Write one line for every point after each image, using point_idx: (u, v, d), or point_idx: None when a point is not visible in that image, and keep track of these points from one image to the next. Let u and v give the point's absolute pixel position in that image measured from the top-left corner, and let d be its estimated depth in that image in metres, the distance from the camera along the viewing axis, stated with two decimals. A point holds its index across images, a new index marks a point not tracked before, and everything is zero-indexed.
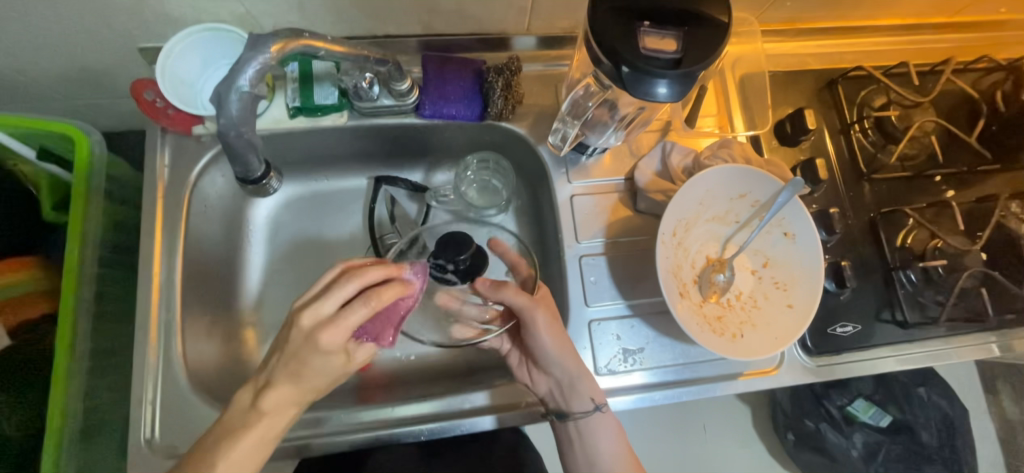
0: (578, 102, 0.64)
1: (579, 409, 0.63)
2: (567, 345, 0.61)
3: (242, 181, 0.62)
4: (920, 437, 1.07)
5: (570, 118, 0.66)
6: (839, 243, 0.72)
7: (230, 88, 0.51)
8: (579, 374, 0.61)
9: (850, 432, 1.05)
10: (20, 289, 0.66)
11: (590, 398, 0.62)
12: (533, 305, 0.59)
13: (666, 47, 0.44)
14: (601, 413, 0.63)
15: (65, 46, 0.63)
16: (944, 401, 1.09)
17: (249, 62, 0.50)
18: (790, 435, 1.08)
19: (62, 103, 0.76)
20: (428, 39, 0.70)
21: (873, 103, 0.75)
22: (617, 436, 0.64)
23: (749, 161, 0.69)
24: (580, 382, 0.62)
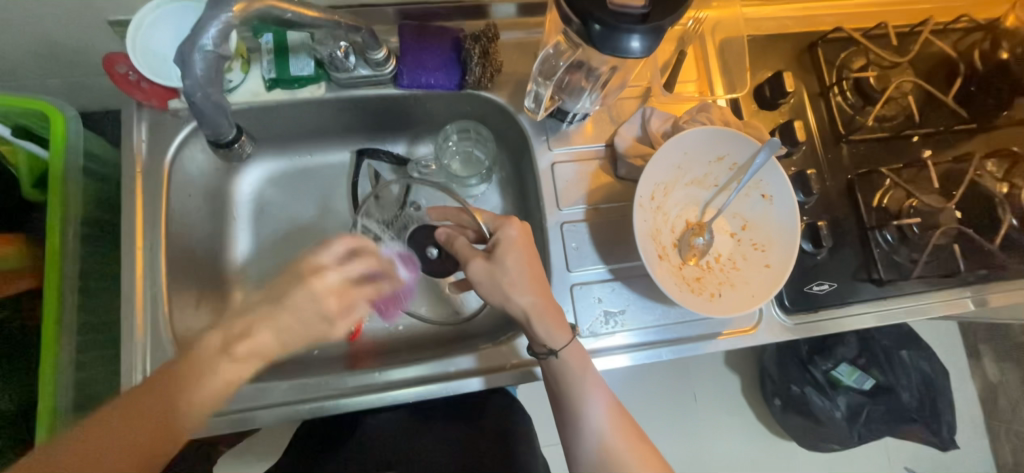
0: (548, 61, 0.65)
1: (539, 348, 0.61)
2: (503, 283, 0.59)
3: (214, 146, 0.60)
4: (902, 398, 1.10)
5: (542, 79, 0.67)
6: (817, 204, 0.73)
7: (192, 47, 0.51)
8: (526, 315, 0.59)
9: (834, 396, 1.09)
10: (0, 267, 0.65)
11: (543, 342, 0.60)
12: (471, 255, 0.60)
13: (634, 1, 0.43)
14: (559, 356, 0.61)
15: (34, 19, 0.62)
16: (927, 364, 1.12)
17: (210, 21, 0.50)
18: (777, 401, 1.11)
19: (40, 82, 0.76)
20: (405, 7, 0.69)
21: (853, 65, 0.76)
22: (586, 376, 0.61)
23: (727, 124, 0.69)
24: (528, 322, 0.60)
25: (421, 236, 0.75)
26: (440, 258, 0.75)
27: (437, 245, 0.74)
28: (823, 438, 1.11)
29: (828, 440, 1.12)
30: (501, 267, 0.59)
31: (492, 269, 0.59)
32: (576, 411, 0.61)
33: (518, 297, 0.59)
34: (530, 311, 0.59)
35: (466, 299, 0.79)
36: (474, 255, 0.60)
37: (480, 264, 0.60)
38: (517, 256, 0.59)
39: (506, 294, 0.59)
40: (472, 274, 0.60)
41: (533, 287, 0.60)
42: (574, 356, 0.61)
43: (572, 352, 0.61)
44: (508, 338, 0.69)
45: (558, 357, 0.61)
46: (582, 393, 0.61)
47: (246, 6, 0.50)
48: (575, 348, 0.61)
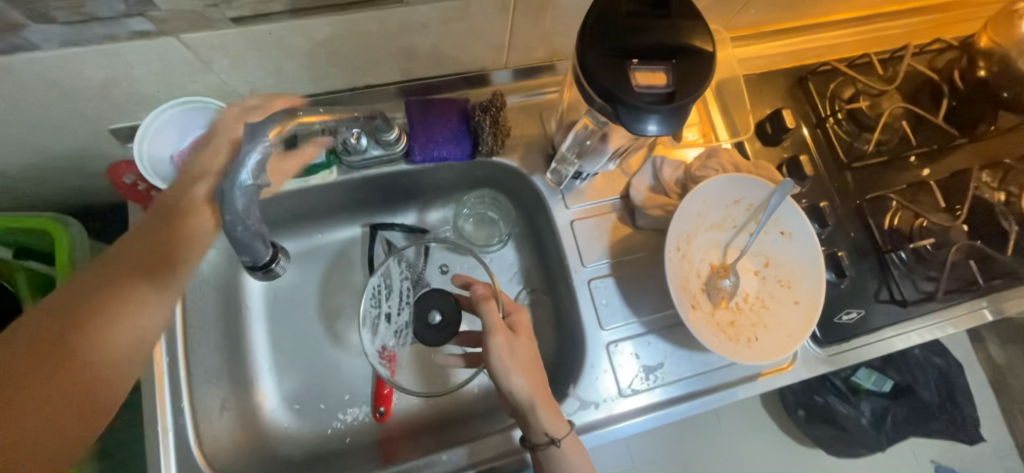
0: (578, 141, 0.66)
1: (537, 438, 0.59)
2: (517, 360, 0.59)
3: (250, 269, 0.55)
4: (922, 396, 1.11)
5: (570, 156, 0.68)
6: (832, 232, 0.74)
7: (231, 185, 0.47)
8: (531, 398, 0.58)
9: (857, 402, 1.08)
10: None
11: (546, 432, 0.58)
12: (494, 328, 0.59)
13: (656, 81, 0.44)
14: (559, 448, 0.59)
15: (31, 136, 0.60)
16: (940, 358, 1.13)
17: (248, 154, 0.47)
18: (801, 412, 1.10)
19: (30, 194, 0.72)
20: (408, 83, 0.69)
21: (843, 94, 0.79)
22: (583, 469, 0.59)
23: (737, 166, 0.71)
24: (534, 407, 0.58)
25: (428, 302, 0.70)
26: (440, 326, 0.69)
27: (442, 310, 0.70)
28: (852, 444, 1.09)
29: (857, 445, 1.09)
30: (520, 344, 0.60)
31: (513, 346, 0.59)
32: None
33: (524, 381, 0.58)
34: (532, 393, 0.58)
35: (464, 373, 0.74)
36: (499, 327, 0.59)
37: (504, 339, 0.59)
38: (527, 339, 0.61)
39: (513, 372, 0.58)
40: (491, 346, 0.59)
41: (538, 371, 0.60)
42: (572, 450, 0.59)
43: (568, 447, 0.59)
44: None
45: (556, 451, 0.59)
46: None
47: (279, 129, 0.49)
48: (574, 442, 0.60)
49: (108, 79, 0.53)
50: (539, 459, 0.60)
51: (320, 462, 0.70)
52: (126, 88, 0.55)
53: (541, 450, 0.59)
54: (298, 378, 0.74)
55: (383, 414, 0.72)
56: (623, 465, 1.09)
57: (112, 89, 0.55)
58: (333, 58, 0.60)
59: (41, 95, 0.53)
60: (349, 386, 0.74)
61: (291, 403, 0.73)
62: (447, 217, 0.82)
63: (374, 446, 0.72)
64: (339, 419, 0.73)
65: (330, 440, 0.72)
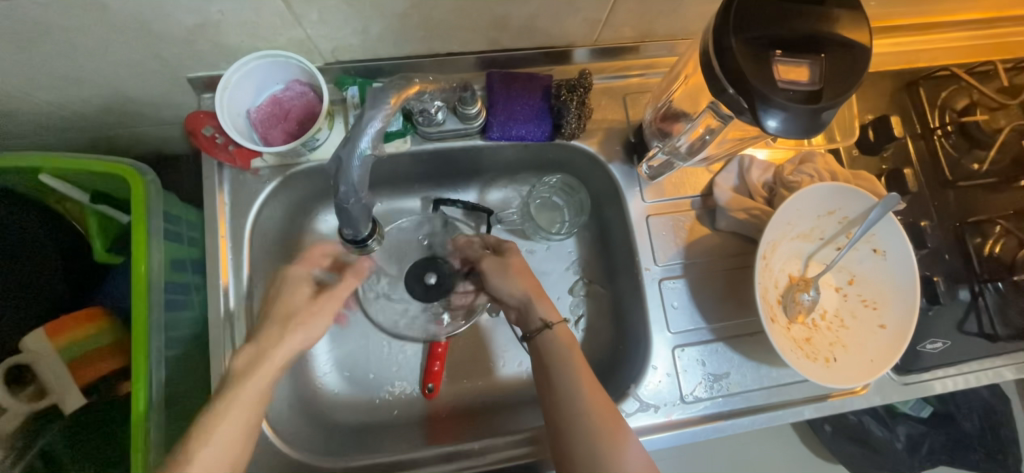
0: (696, 139, 0.60)
1: (534, 328, 0.61)
2: (511, 268, 0.64)
3: (346, 243, 0.54)
4: (963, 427, 1.04)
5: (682, 152, 0.62)
6: (928, 254, 0.69)
7: (351, 155, 0.45)
8: (526, 293, 0.62)
9: (893, 425, 1.02)
10: (95, 344, 0.63)
11: (542, 317, 0.60)
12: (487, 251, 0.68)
13: (799, 77, 0.40)
14: (553, 329, 0.60)
15: (111, 77, 0.58)
16: (987, 390, 1.07)
17: (372, 118, 0.45)
18: (828, 428, 1.05)
19: (96, 134, 0.71)
20: (491, 54, 0.65)
21: (955, 104, 0.72)
22: (574, 354, 0.59)
23: (833, 174, 0.66)
24: (530, 300, 0.62)
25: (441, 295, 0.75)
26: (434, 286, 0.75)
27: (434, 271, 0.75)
28: (878, 466, 1.04)
29: (882, 467, 1.04)
30: (511, 261, 0.65)
31: (501, 264, 0.65)
32: (563, 393, 0.56)
33: (518, 284, 0.63)
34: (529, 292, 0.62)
35: (501, 364, 0.75)
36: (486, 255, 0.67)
37: (491, 260, 0.66)
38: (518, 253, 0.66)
39: (508, 279, 0.63)
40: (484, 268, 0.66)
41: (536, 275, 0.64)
42: (563, 339, 0.60)
43: (562, 334, 0.60)
44: None
45: (552, 336, 0.60)
46: (562, 379, 0.57)
47: (398, 98, 0.46)
48: (567, 331, 0.61)
49: (196, 24, 0.51)
50: (537, 347, 0.60)
51: (369, 431, 0.70)
52: (212, 36, 0.53)
53: (534, 336, 0.61)
54: (350, 347, 0.73)
55: (433, 390, 0.71)
56: None
57: (200, 37, 0.53)
58: (422, 22, 0.56)
59: (129, 36, 0.51)
60: (399, 360, 0.74)
61: (342, 370, 0.73)
62: (508, 197, 0.79)
63: (421, 423, 0.72)
64: (388, 390, 0.73)
65: (379, 411, 0.72)
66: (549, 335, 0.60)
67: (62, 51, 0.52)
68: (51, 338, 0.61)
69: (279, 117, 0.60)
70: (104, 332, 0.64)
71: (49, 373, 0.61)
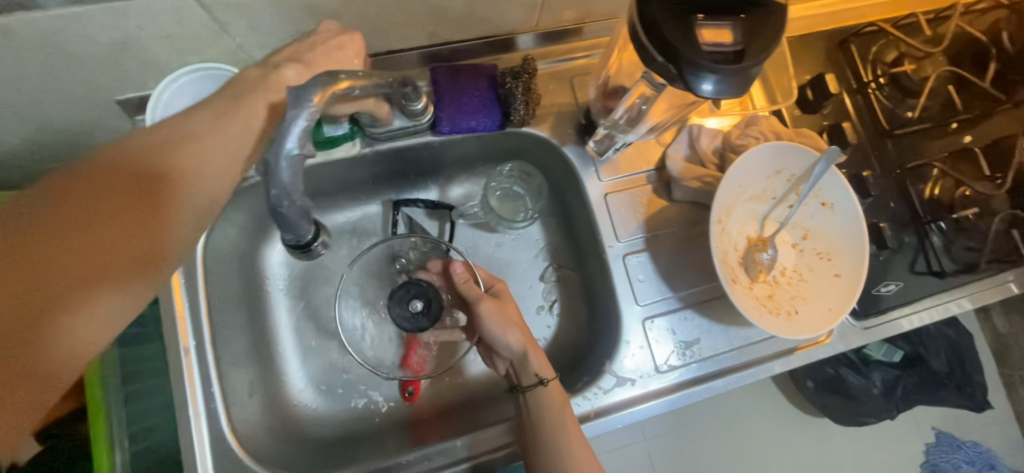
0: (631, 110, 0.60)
1: (527, 383, 0.62)
2: (502, 317, 0.63)
3: (292, 248, 0.57)
4: (933, 366, 1.08)
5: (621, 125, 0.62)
6: (874, 203, 0.72)
7: (278, 156, 0.45)
8: (513, 349, 0.62)
9: (870, 372, 1.05)
10: None
11: (536, 373, 0.61)
12: (479, 297, 0.64)
13: (723, 40, 0.41)
14: (547, 387, 0.61)
15: (37, 108, 0.56)
16: (951, 329, 1.12)
17: (294, 120, 0.46)
18: (811, 383, 1.08)
19: (34, 171, 0.68)
20: (433, 48, 0.65)
21: (885, 58, 0.75)
22: (565, 418, 0.59)
23: (777, 135, 0.68)
24: (525, 354, 0.62)
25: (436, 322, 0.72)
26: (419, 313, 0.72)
27: (423, 298, 0.72)
28: (860, 414, 1.07)
29: (864, 414, 1.07)
30: (505, 306, 0.64)
31: (500, 306, 0.64)
32: (542, 450, 0.58)
33: (514, 337, 0.62)
34: (521, 344, 0.62)
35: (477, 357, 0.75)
36: (483, 297, 0.64)
37: (491, 304, 0.63)
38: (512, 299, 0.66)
39: (505, 326, 0.62)
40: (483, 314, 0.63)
41: (514, 316, 0.64)
42: (554, 398, 0.60)
43: (554, 389, 0.61)
44: (586, 384, 0.66)
45: (544, 391, 0.61)
46: (552, 439, 0.58)
47: (324, 94, 0.47)
48: (559, 389, 0.61)
49: (116, 43, 0.49)
50: (528, 403, 0.61)
51: (351, 441, 0.69)
52: (136, 54, 0.51)
53: (528, 393, 0.61)
54: (327, 359, 0.72)
55: (412, 393, 0.70)
56: (634, 437, 1.08)
57: (124, 56, 0.51)
58: (357, 21, 0.56)
59: (42, 61, 0.48)
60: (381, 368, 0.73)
61: (317, 384, 0.71)
62: (470, 191, 0.78)
63: (405, 425, 0.71)
64: (365, 398, 0.72)
65: (358, 419, 0.71)
66: (541, 391, 0.61)
67: None
68: None
69: None
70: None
71: None
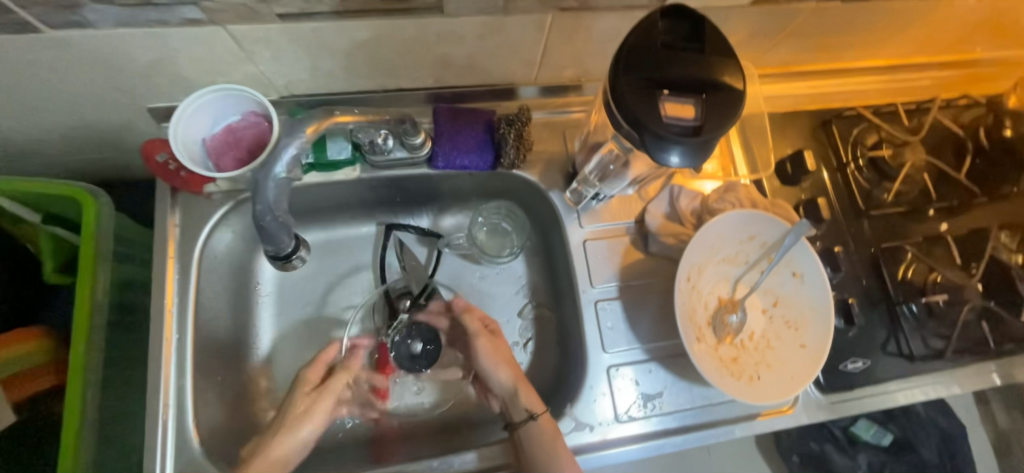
0: (603, 167, 0.66)
1: (519, 418, 0.65)
2: (496, 353, 0.69)
3: (272, 259, 0.60)
4: (923, 455, 1.04)
5: (594, 179, 0.68)
6: (846, 278, 0.74)
7: (266, 176, 0.55)
8: (505, 385, 0.68)
9: (854, 453, 1.02)
10: (31, 362, 0.63)
11: (526, 408, 0.65)
12: (478, 332, 0.70)
13: (685, 113, 0.45)
14: (537, 421, 0.63)
15: (76, 108, 0.62)
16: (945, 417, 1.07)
17: (285, 147, 0.55)
18: (795, 457, 1.00)
19: (65, 161, 0.74)
20: (438, 90, 0.71)
21: (866, 141, 0.78)
22: (560, 450, 0.61)
23: (754, 203, 0.71)
24: (517, 390, 0.66)
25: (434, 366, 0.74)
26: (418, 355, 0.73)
27: (422, 339, 0.73)
28: None
29: None
30: (499, 344, 0.70)
31: (495, 343, 0.70)
32: None
33: (505, 374, 0.68)
34: (512, 381, 0.67)
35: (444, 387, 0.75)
36: (481, 332, 0.70)
37: (485, 340, 0.70)
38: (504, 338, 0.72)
39: (495, 362, 0.69)
40: (478, 348, 0.69)
41: (508, 356, 0.70)
42: (546, 431, 0.62)
43: (545, 425, 0.63)
44: None
45: (535, 426, 0.63)
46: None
47: (317, 127, 0.57)
48: (550, 424, 0.63)
49: (153, 60, 0.55)
50: (521, 438, 0.63)
51: (311, 454, 0.70)
52: (169, 71, 0.57)
53: (520, 428, 0.64)
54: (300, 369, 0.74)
55: (377, 413, 0.71)
56: None
57: (158, 72, 0.57)
58: (369, 60, 0.62)
59: (87, 69, 0.55)
60: None
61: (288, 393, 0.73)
62: (461, 222, 0.82)
63: (366, 444, 0.72)
64: None
65: (322, 433, 0.72)
66: (533, 425, 0.63)
67: (28, 82, 0.56)
68: None
69: (231, 146, 0.63)
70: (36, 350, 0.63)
71: None
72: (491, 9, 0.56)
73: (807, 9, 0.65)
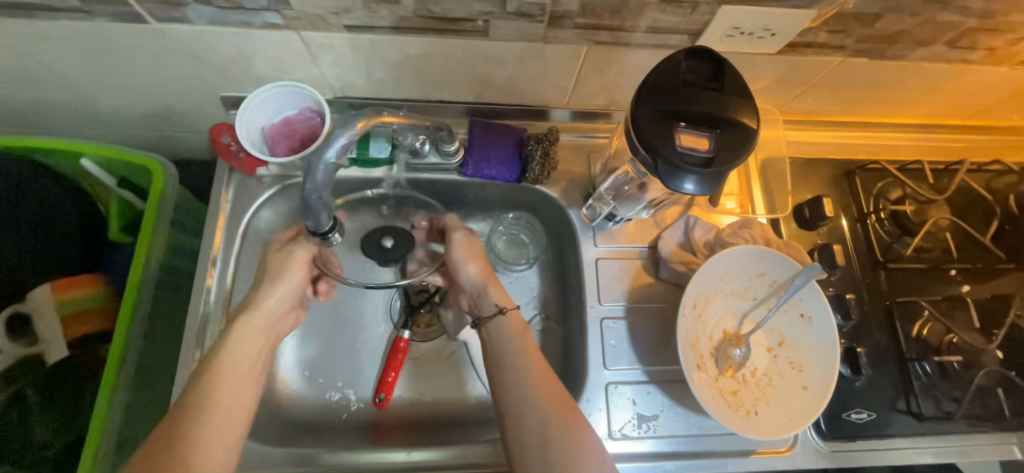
0: (617, 186, 0.71)
1: (486, 313, 0.68)
2: (471, 248, 0.70)
3: (311, 235, 0.65)
4: None
5: (607, 197, 0.73)
6: (856, 327, 0.74)
7: (317, 160, 0.59)
8: (476, 280, 0.69)
9: None
10: (89, 306, 0.73)
11: (496, 303, 0.67)
12: (456, 227, 0.71)
13: (699, 146, 0.49)
14: (505, 315, 0.66)
15: (161, 91, 0.71)
16: None
17: (337, 137, 0.59)
18: None
19: (141, 137, 0.84)
20: (476, 105, 0.76)
21: (890, 194, 0.79)
22: (525, 346, 0.64)
23: (768, 242, 0.73)
24: (484, 287, 0.68)
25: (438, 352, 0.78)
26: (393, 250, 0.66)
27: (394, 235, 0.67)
28: None
29: None
30: (474, 243, 0.70)
31: (470, 239, 0.70)
32: (504, 372, 0.63)
33: (475, 270, 0.69)
34: (480, 275, 0.69)
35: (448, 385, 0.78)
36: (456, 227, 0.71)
37: (460, 233, 0.70)
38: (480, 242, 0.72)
39: (466, 260, 0.69)
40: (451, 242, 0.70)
41: (482, 258, 0.70)
42: (513, 325, 0.66)
43: (513, 318, 0.67)
44: None
45: (502, 320, 0.66)
46: (511, 363, 0.63)
47: (365, 124, 0.60)
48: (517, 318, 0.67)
49: (233, 55, 0.63)
50: (488, 332, 0.67)
51: (316, 430, 0.74)
52: (244, 66, 0.66)
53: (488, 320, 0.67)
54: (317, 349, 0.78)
55: (383, 399, 0.74)
56: None
57: (235, 66, 0.66)
58: (416, 72, 0.68)
59: (178, 58, 0.64)
60: (362, 368, 0.79)
61: (302, 370, 0.77)
62: (482, 230, 0.86)
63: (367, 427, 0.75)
64: (340, 394, 0.77)
65: (328, 411, 0.76)
66: (501, 318, 0.66)
67: (128, 65, 0.65)
68: (52, 293, 0.70)
69: (286, 135, 0.70)
70: (95, 295, 0.74)
71: (43, 328, 0.70)
72: (532, 37, 0.62)
73: (833, 62, 0.68)
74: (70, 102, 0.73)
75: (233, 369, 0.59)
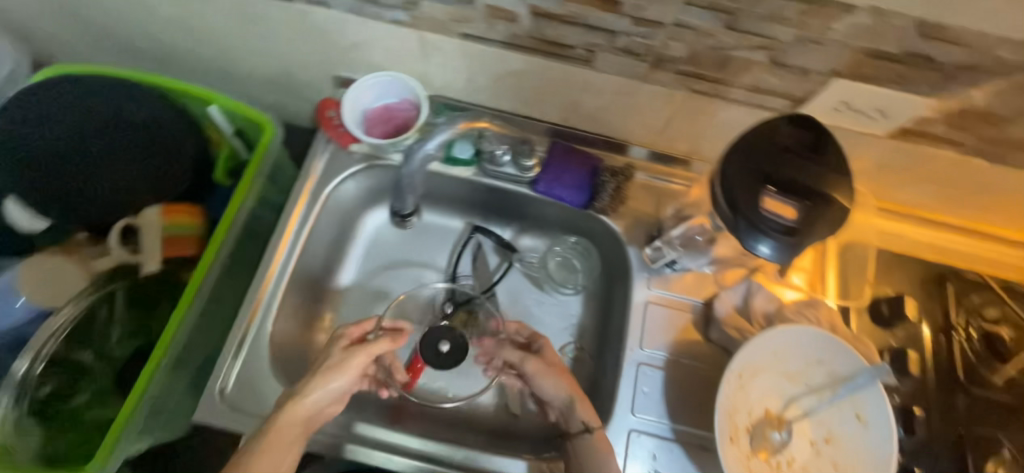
0: (688, 234, 0.71)
1: (574, 430, 0.66)
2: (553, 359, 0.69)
3: (393, 214, 0.75)
4: None
5: (677, 243, 0.72)
6: (918, 446, 0.67)
7: (419, 149, 0.68)
8: (561, 395, 0.67)
9: None
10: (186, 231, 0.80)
11: (583, 420, 0.64)
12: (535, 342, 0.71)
13: (784, 213, 0.48)
14: (592, 434, 0.64)
15: (288, 61, 0.79)
16: None
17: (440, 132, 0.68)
18: None
19: (258, 97, 0.93)
20: (560, 127, 0.78)
21: (984, 312, 0.72)
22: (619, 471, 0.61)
23: (833, 327, 0.68)
24: (571, 401, 0.66)
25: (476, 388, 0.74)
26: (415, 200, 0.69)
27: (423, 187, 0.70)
28: None
29: None
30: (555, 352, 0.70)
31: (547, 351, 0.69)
32: None
33: (556, 385, 0.67)
34: (568, 392, 0.66)
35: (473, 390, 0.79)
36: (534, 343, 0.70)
37: (536, 356, 0.69)
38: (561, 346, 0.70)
39: (544, 373, 0.68)
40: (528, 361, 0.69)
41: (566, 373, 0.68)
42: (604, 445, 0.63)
43: (600, 439, 0.63)
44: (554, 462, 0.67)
45: (589, 438, 0.64)
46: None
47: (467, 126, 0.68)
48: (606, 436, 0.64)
49: (358, 41, 0.70)
50: (574, 448, 0.65)
51: None
52: (364, 52, 0.72)
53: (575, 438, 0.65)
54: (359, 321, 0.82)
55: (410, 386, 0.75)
56: None
57: (356, 50, 0.72)
58: (514, 86, 0.72)
59: (311, 36, 0.71)
60: None
61: None
62: (537, 246, 0.88)
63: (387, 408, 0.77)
64: None
65: None
66: (588, 437, 0.64)
67: (269, 34, 0.74)
68: (161, 214, 0.79)
69: (384, 120, 0.76)
70: (194, 224, 0.81)
71: (147, 242, 0.79)
72: (633, 74, 0.63)
73: (946, 158, 0.64)
74: (212, 56, 0.83)
75: (301, 408, 0.60)
